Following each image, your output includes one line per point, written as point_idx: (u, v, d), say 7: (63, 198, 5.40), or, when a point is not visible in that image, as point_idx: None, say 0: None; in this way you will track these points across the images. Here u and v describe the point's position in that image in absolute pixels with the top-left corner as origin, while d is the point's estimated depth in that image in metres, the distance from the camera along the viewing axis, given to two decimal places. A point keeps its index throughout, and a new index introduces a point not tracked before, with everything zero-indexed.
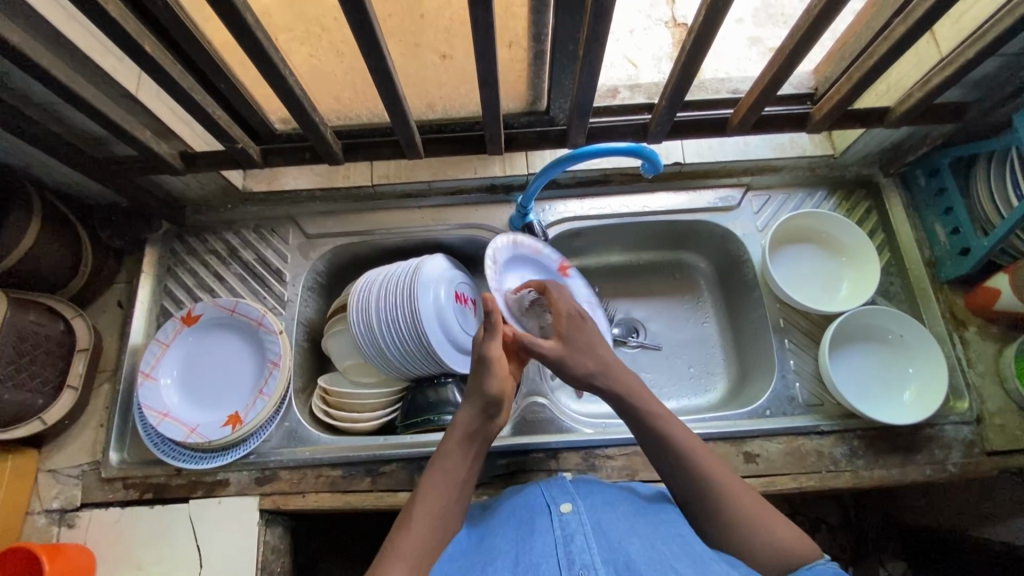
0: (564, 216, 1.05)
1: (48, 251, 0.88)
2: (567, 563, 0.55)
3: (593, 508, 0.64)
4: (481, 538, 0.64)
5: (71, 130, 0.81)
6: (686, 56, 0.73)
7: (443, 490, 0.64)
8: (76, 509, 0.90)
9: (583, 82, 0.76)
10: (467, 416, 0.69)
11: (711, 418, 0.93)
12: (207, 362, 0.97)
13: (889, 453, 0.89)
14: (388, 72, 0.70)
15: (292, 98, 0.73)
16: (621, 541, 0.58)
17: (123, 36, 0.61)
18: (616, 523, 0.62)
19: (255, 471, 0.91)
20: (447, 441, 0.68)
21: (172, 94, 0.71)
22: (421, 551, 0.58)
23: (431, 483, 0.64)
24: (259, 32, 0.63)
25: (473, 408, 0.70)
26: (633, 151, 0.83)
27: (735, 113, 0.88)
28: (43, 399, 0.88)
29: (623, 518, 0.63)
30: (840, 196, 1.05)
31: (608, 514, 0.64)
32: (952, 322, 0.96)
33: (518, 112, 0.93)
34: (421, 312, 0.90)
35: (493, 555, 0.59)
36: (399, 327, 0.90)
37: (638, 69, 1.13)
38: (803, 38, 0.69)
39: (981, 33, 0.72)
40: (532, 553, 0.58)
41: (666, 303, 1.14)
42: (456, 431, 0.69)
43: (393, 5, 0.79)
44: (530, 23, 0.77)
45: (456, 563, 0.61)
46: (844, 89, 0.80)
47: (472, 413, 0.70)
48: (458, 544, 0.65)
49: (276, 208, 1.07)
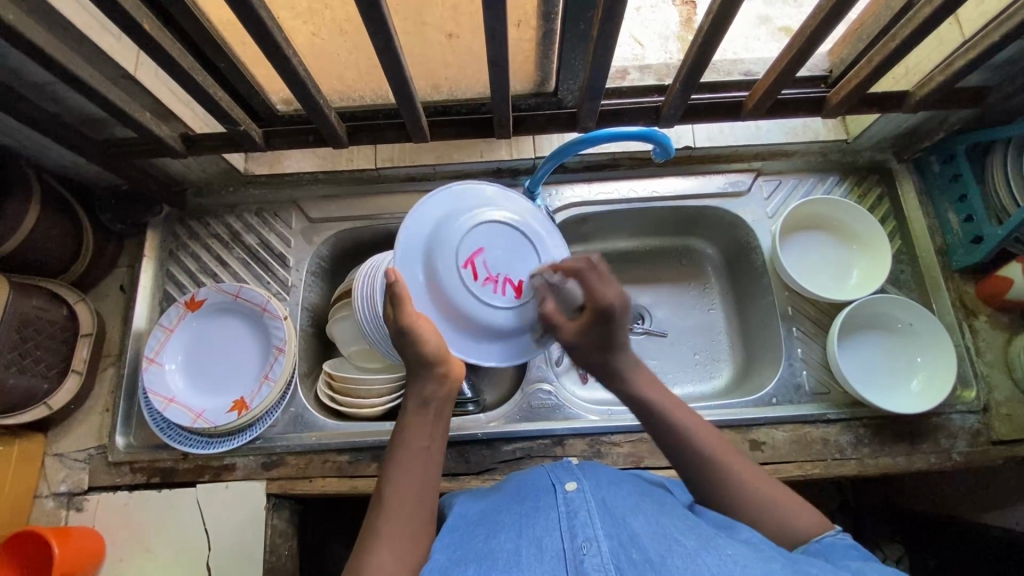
0: (572, 200, 1.04)
1: (49, 235, 0.87)
2: (570, 535, 0.55)
3: (597, 485, 0.63)
4: (483, 514, 0.63)
5: (68, 110, 0.79)
6: (703, 37, 0.71)
7: (413, 462, 0.63)
8: (84, 493, 0.91)
9: (596, 64, 0.74)
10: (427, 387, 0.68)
11: (719, 407, 0.93)
12: (210, 346, 0.96)
13: (894, 441, 0.90)
14: (395, 52, 0.68)
15: (297, 79, 0.71)
16: (625, 516, 0.57)
17: (123, 15, 0.59)
18: (620, 500, 0.61)
19: (262, 456, 0.91)
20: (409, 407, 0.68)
21: (173, 75, 0.68)
22: (399, 527, 0.58)
23: (404, 457, 0.64)
24: (262, 10, 0.61)
25: (425, 377, 0.69)
26: (645, 135, 0.81)
27: (750, 97, 0.86)
28: (48, 384, 0.88)
29: (627, 495, 0.62)
30: (851, 181, 1.04)
31: (613, 490, 0.62)
32: (962, 311, 0.95)
33: (526, 93, 0.91)
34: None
35: (496, 527, 0.59)
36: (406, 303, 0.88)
37: (644, 48, 1.10)
38: (825, 19, 0.67)
39: (1008, 15, 0.69)
40: (534, 529, 0.57)
41: (673, 290, 1.13)
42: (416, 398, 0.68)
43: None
44: (540, 2, 0.74)
45: (454, 534, 0.60)
46: (862, 73, 0.78)
47: (430, 383, 0.69)
48: (458, 520, 0.63)
49: (278, 191, 1.05)
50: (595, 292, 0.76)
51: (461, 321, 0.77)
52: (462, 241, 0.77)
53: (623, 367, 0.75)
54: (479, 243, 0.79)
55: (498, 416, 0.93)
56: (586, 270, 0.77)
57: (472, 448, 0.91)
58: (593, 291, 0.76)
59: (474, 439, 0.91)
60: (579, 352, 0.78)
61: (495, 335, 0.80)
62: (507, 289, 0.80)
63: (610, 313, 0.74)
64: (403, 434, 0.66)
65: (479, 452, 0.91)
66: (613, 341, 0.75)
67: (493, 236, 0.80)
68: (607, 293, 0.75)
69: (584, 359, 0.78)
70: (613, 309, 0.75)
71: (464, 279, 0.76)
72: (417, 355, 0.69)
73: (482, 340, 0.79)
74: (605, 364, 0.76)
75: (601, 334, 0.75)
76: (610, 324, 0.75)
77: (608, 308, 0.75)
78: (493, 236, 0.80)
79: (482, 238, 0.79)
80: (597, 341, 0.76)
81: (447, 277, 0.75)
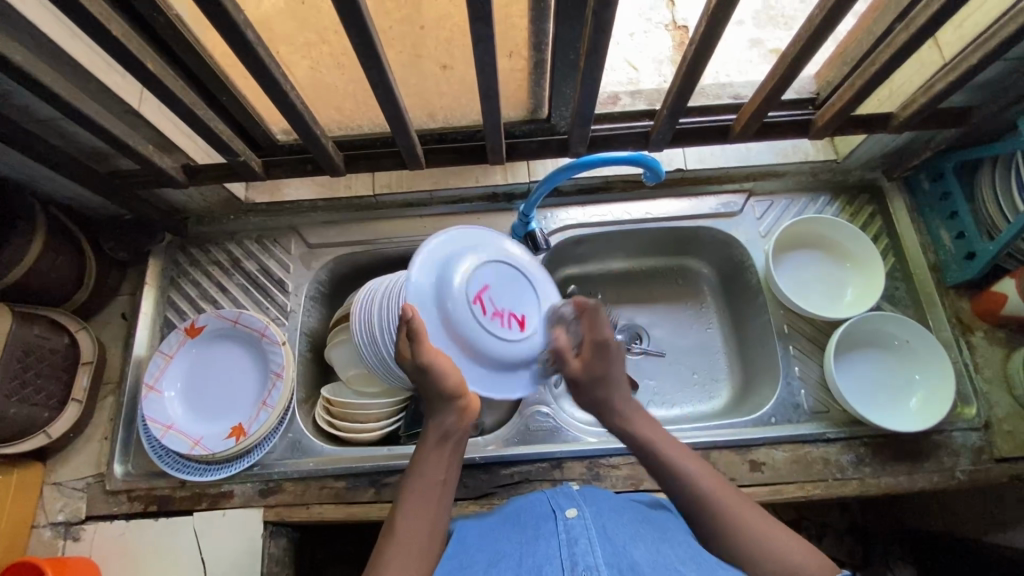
0: (567, 223, 1.05)
1: (52, 264, 0.89)
2: (570, 563, 0.53)
3: (597, 513, 0.63)
4: (483, 544, 0.62)
5: (74, 144, 0.82)
6: (688, 64, 0.73)
7: (427, 491, 0.64)
8: (81, 522, 0.90)
9: (585, 92, 0.76)
10: (448, 419, 0.71)
11: (716, 427, 0.92)
12: (210, 371, 0.97)
13: (895, 460, 0.89)
14: (390, 85, 0.70)
15: (295, 112, 0.73)
16: (625, 544, 0.57)
17: (127, 54, 0.61)
18: (620, 527, 0.60)
19: (259, 483, 0.91)
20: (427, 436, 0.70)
21: (175, 110, 0.71)
22: (412, 555, 0.59)
23: (422, 484, 0.65)
24: (260, 48, 0.63)
25: (450, 408, 0.71)
26: (635, 160, 0.83)
27: (737, 121, 0.88)
28: (48, 413, 0.88)
29: (627, 523, 0.62)
30: (842, 201, 1.05)
31: (614, 519, 0.62)
32: (958, 327, 0.95)
33: (519, 121, 0.92)
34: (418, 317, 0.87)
35: (495, 556, 0.58)
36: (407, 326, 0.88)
37: (638, 72, 1.13)
38: (805, 46, 0.69)
39: (985, 38, 0.71)
40: (534, 554, 0.56)
41: (670, 309, 1.13)
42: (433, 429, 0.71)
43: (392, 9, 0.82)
44: (530, 34, 0.77)
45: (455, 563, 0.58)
46: (846, 96, 0.80)
47: (446, 414, 0.71)
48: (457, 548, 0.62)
49: (278, 218, 1.07)
50: (595, 330, 0.82)
51: (474, 348, 0.78)
52: (472, 276, 0.79)
53: (620, 404, 0.77)
54: (485, 282, 0.81)
55: (497, 439, 0.93)
56: (595, 308, 0.84)
57: (470, 472, 0.90)
58: (595, 326, 0.82)
59: (472, 464, 0.91)
60: (582, 387, 0.80)
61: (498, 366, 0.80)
62: (513, 323, 0.82)
63: (607, 345, 0.80)
64: (421, 463, 0.68)
65: (477, 477, 0.90)
66: (602, 377, 0.79)
67: (498, 272, 0.83)
68: (604, 330, 0.81)
69: (586, 397, 0.80)
70: (610, 343, 0.81)
71: (476, 313, 0.78)
72: (437, 388, 0.71)
73: (488, 364, 0.79)
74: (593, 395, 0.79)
75: (603, 367, 0.80)
76: (608, 356, 0.80)
77: (607, 341, 0.81)
78: (499, 277, 0.84)
79: (485, 274, 0.81)
80: (600, 375, 0.79)
81: (459, 312, 0.76)
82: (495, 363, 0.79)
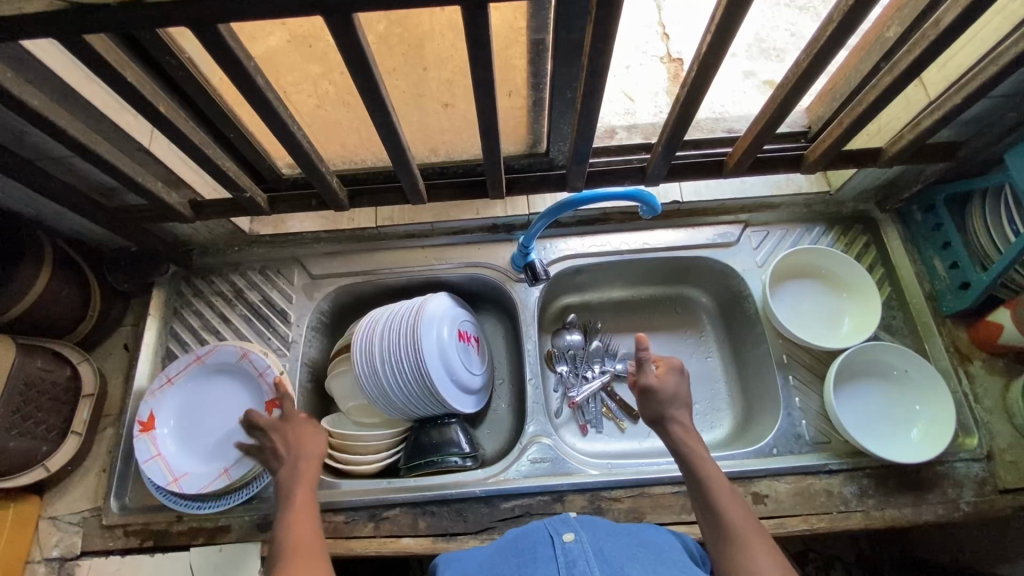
0: (565, 253, 1.07)
1: (58, 297, 0.90)
2: None
3: (594, 536, 0.62)
4: (482, 567, 0.62)
5: (85, 181, 0.84)
6: (682, 103, 0.75)
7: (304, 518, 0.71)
8: (75, 558, 0.89)
9: (581, 130, 0.78)
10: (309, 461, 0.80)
11: (718, 457, 0.92)
12: (199, 439, 0.94)
13: (899, 492, 0.88)
14: (393, 126, 0.72)
15: (301, 152, 0.75)
16: (623, 565, 0.57)
17: (140, 99, 0.63)
18: (617, 551, 0.60)
19: (257, 517, 0.90)
20: (285, 487, 0.77)
21: (185, 149, 0.73)
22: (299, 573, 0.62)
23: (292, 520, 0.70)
24: (269, 92, 0.65)
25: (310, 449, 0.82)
26: (631, 195, 0.86)
27: (730, 157, 0.90)
28: (47, 446, 0.88)
29: (625, 547, 0.62)
30: (837, 231, 1.07)
31: (610, 542, 0.62)
32: (957, 356, 0.96)
33: (518, 154, 0.95)
34: (235, 383, 0.98)
35: None
36: (250, 392, 0.97)
37: (635, 103, 1.16)
38: (794, 87, 0.72)
39: (967, 80, 0.73)
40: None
41: (669, 338, 1.14)
42: (287, 483, 0.77)
43: (394, 45, 0.84)
44: (529, 73, 0.81)
45: None
46: (835, 133, 0.83)
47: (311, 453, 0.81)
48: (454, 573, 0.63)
49: (282, 249, 1.09)
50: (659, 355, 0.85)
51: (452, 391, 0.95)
52: (456, 339, 0.97)
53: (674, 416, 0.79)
54: (461, 342, 0.98)
55: (498, 471, 0.92)
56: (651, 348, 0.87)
57: (471, 506, 0.90)
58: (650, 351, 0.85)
59: (473, 497, 0.90)
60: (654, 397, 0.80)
61: (466, 400, 0.98)
62: (472, 370, 1.00)
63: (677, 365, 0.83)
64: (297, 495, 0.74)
65: (478, 510, 0.89)
66: (670, 397, 0.80)
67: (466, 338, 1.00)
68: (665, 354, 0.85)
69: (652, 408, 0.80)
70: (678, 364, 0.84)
71: (463, 362, 0.97)
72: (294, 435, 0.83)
73: (461, 400, 0.97)
74: (657, 408, 0.80)
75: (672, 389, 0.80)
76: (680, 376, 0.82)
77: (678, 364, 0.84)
78: (468, 337, 1.01)
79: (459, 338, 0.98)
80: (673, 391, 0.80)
81: (452, 364, 0.95)
82: (463, 398, 0.97)
